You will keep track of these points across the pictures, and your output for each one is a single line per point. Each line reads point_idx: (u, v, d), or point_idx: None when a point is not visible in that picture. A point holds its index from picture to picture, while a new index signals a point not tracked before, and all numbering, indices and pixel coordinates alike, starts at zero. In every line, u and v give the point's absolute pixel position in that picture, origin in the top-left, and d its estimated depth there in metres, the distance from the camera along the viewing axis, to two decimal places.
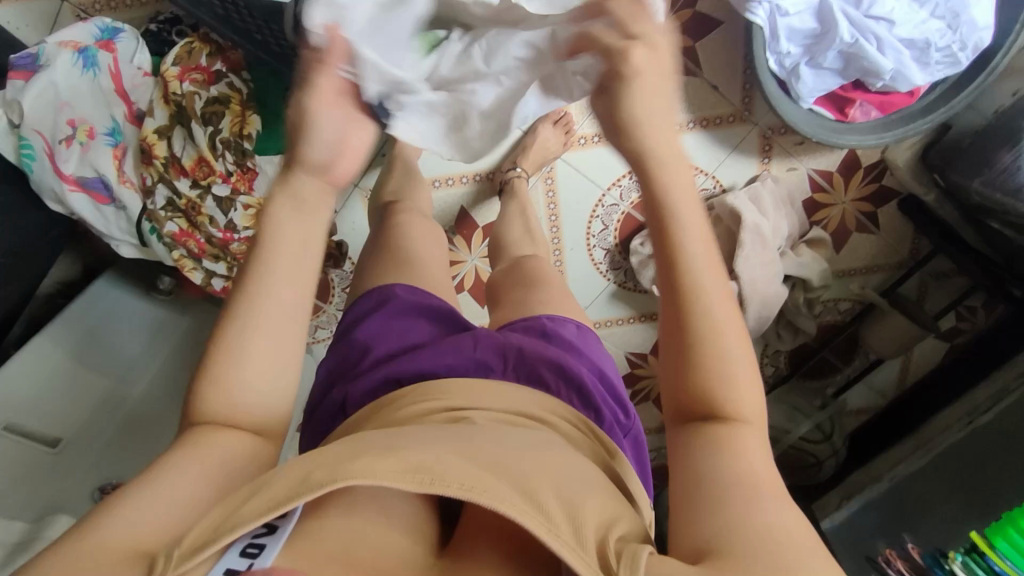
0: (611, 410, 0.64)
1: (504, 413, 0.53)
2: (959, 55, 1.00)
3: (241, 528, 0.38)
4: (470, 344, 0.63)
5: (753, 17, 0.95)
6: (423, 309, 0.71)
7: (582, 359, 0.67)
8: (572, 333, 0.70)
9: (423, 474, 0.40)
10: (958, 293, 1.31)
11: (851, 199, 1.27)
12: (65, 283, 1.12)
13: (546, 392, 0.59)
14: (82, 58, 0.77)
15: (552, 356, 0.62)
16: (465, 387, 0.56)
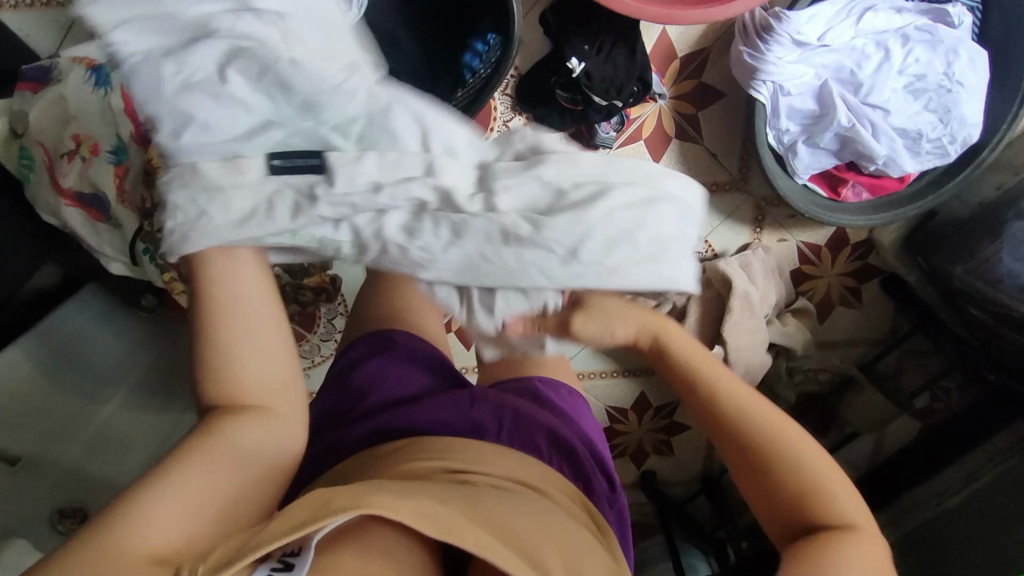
0: (599, 481, 0.64)
1: (501, 476, 0.52)
2: (948, 147, 1.05)
3: (262, 549, 0.37)
4: (468, 404, 0.62)
5: (757, 95, 0.98)
6: (418, 359, 0.71)
7: (571, 427, 0.67)
8: (564, 398, 0.71)
9: (442, 521, 0.40)
10: (934, 373, 1.32)
11: (837, 273, 1.29)
12: (41, 291, 1.09)
13: (540, 458, 0.60)
14: (94, 74, 0.75)
15: (545, 424, 0.63)
16: (464, 447, 0.55)
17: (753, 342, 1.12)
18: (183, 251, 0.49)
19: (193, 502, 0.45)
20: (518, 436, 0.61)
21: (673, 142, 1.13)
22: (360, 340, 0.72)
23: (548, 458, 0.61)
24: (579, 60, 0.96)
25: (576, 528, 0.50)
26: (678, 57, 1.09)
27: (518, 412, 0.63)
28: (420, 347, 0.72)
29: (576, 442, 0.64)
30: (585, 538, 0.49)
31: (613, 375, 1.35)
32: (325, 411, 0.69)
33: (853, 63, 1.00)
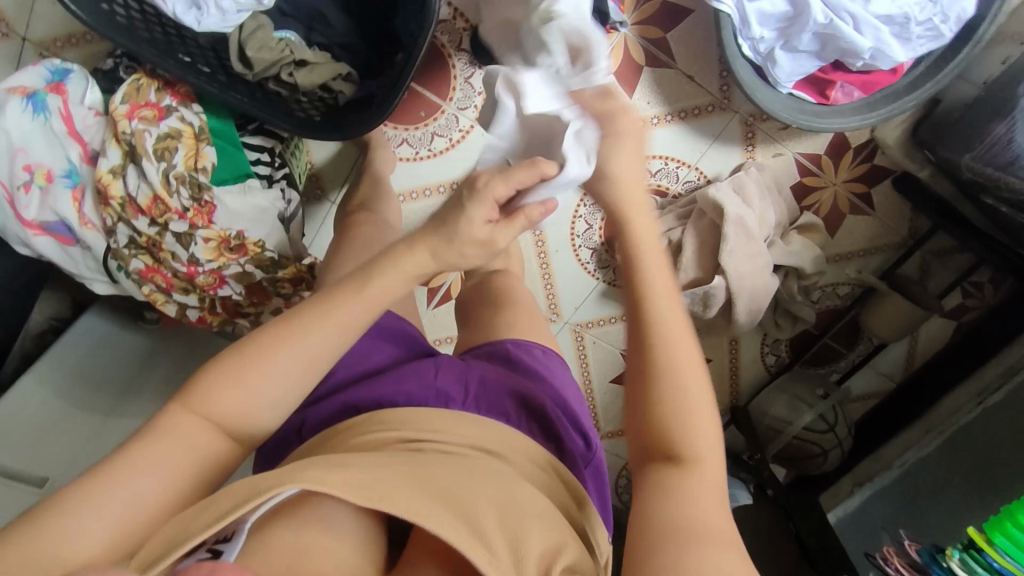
0: (573, 438, 0.68)
1: (457, 443, 0.57)
2: (942, 27, 0.96)
3: (190, 540, 0.44)
4: (432, 373, 0.67)
5: (719, 6, 0.92)
6: (386, 334, 0.76)
7: (542, 387, 0.71)
8: (536, 358, 0.75)
9: (372, 491, 0.46)
10: (961, 270, 1.26)
11: (843, 180, 1.22)
12: (55, 318, 1.14)
13: (508, 423, 0.64)
14: (31, 103, 0.75)
15: (511, 389, 0.67)
16: (422, 419, 0.59)
17: (756, 268, 1.07)
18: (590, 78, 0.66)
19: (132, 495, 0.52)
20: (483, 400, 0.65)
21: (644, 70, 1.08)
22: None
23: (515, 419, 0.65)
24: None
25: (523, 490, 0.53)
26: None
27: (485, 380, 0.68)
28: (392, 324, 0.76)
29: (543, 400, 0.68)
30: (529, 499, 0.52)
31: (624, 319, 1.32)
32: None
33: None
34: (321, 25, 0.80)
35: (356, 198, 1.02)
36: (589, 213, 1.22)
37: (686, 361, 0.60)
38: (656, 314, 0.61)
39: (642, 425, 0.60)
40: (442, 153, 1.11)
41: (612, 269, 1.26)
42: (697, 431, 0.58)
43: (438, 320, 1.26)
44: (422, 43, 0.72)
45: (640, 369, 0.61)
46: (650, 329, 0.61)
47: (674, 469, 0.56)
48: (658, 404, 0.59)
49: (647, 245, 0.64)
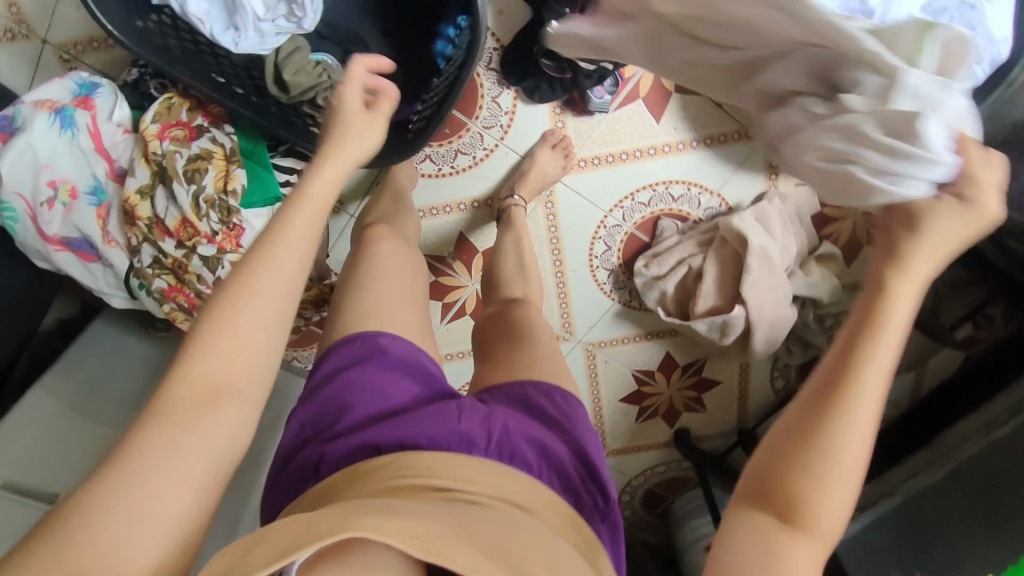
0: (589, 493, 0.67)
1: (487, 496, 0.55)
2: None
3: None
4: (455, 416, 0.65)
5: None
6: (406, 368, 0.74)
7: (561, 436, 0.69)
8: (557, 404, 0.72)
9: (429, 544, 0.43)
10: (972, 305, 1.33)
11: (863, 211, 1.22)
12: (63, 321, 1.12)
13: (529, 472, 0.62)
14: (59, 118, 0.74)
15: (530, 438, 0.65)
16: (448, 465, 0.58)
17: (777, 298, 1.07)
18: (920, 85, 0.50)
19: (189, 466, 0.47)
20: (505, 448, 0.63)
21: (673, 95, 1.10)
22: (344, 343, 0.75)
23: (537, 469, 0.63)
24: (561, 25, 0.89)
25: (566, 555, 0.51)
26: None
27: (508, 426, 0.66)
28: (409, 360, 0.75)
29: (563, 455, 0.67)
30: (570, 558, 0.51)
31: (636, 339, 1.31)
32: (306, 426, 0.71)
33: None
34: (358, 48, 0.80)
35: (376, 208, 0.99)
36: (609, 234, 1.19)
37: (863, 431, 0.47)
38: (871, 360, 0.47)
39: (772, 473, 0.49)
40: (464, 171, 1.11)
41: (628, 290, 1.25)
42: (829, 510, 0.47)
43: (454, 334, 1.24)
44: (464, 80, 0.71)
45: (811, 411, 0.48)
46: (848, 382, 0.47)
47: (779, 539, 0.47)
48: (805, 465, 0.47)
49: (907, 274, 0.47)
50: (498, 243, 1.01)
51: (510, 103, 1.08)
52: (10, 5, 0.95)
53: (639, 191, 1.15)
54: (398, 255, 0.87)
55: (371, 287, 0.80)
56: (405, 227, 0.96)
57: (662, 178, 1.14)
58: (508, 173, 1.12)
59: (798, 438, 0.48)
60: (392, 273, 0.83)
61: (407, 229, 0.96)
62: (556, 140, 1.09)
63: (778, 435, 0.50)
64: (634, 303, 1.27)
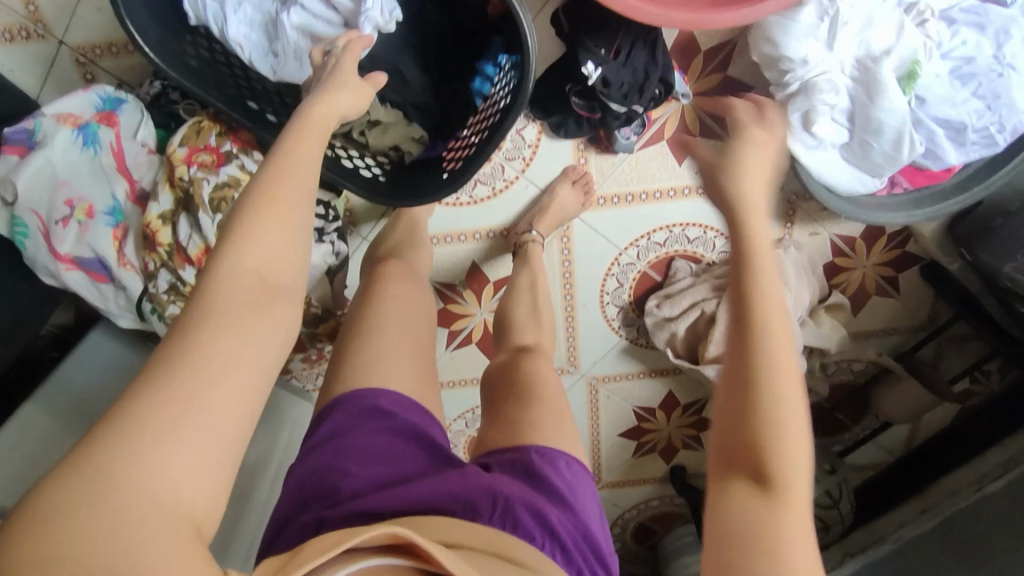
0: (594, 573, 0.61)
1: (477, 545, 0.52)
2: (997, 136, 0.95)
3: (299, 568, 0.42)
4: (458, 481, 0.62)
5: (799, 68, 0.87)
6: (409, 433, 0.70)
7: (568, 513, 0.65)
8: (563, 472, 0.68)
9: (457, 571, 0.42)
10: (975, 358, 1.28)
11: (873, 263, 1.23)
12: (60, 330, 1.08)
13: (532, 543, 0.57)
14: (82, 134, 0.72)
15: (535, 506, 0.60)
16: (447, 528, 0.53)
17: None
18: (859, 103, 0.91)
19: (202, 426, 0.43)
20: (510, 516, 0.58)
21: (696, 140, 1.07)
22: (345, 400, 0.72)
23: (539, 541, 0.58)
24: (595, 65, 0.89)
25: None
26: (702, 51, 1.01)
27: (514, 495, 0.61)
28: (410, 422, 0.71)
29: (563, 529, 0.61)
30: None
31: (640, 376, 1.30)
32: (307, 490, 0.66)
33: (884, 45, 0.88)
34: (398, 83, 0.78)
35: (391, 239, 0.97)
36: (622, 271, 1.18)
37: (788, 372, 0.54)
38: (766, 309, 0.55)
39: (735, 435, 0.54)
40: (481, 201, 1.09)
41: (636, 327, 1.24)
42: (790, 452, 0.52)
43: (463, 360, 1.23)
44: (505, 127, 0.69)
45: (738, 359, 0.55)
46: (752, 325, 0.55)
47: (759, 493, 0.51)
48: (756, 422, 0.53)
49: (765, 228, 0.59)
50: (513, 278, 1.00)
51: (534, 137, 1.05)
52: (26, 2, 0.90)
53: (655, 231, 1.14)
54: (414, 293, 0.86)
55: (383, 322, 0.78)
56: (421, 266, 0.94)
57: (681, 220, 1.14)
58: (527, 206, 1.11)
59: (739, 386, 0.54)
60: (407, 309, 0.83)
61: (422, 267, 0.94)
62: (576, 176, 1.08)
63: (725, 399, 0.56)
64: (640, 340, 1.26)
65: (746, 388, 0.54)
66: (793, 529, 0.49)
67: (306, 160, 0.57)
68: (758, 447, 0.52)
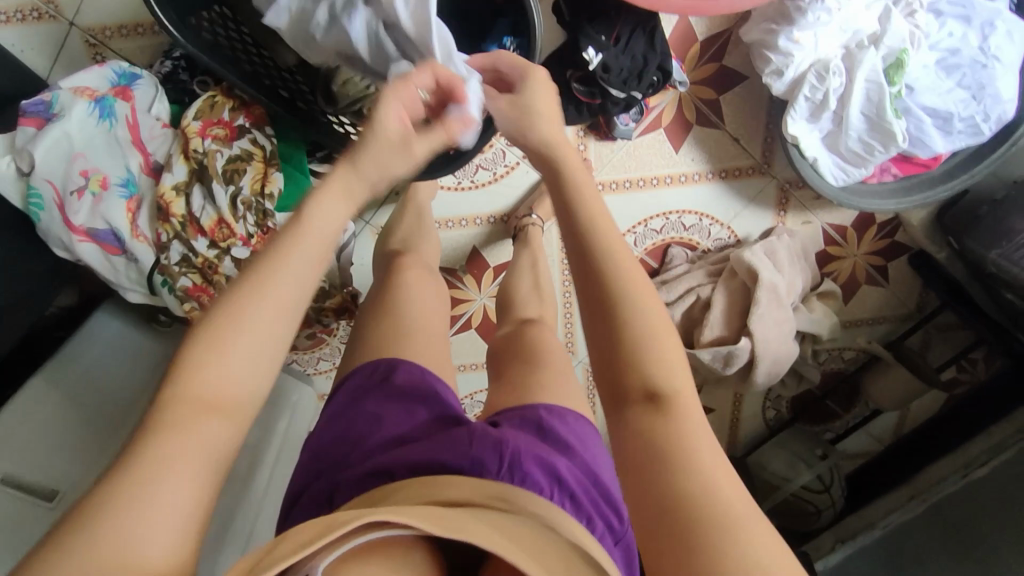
0: (603, 518, 0.63)
1: (477, 501, 0.53)
2: (982, 126, 0.99)
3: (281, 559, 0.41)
4: (466, 441, 0.63)
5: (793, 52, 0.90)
6: (419, 392, 0.72)
7: (576, 461, 0.67)
8: (570, 429, 0.71)
9: (444, 518, 0.45)
10: (961, 347, 1.31)
11: (863, 252, 1.26)
12: (64, 311, 1.09)
13: (542, 494, 0.58)
14: (98, 107, 0.74)
15: (545, 461, 0.62)
16: (455, 486, 0.55)
17: (781, 333, 1.10)
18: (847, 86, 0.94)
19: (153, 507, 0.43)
20: (518, 471, 0.60)
21: (693, 128, 1.10)
22: (361, 367, 0.76)
23: (549, 492, 0.59)
24: (595, 51, 0.91)
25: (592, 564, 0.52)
26: (698, 40, 1.04)
27: (519, 449, 0.62)
28: (412, 383, 0.72)
29: (573, 479, 0.63)
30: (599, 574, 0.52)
31: None
32: (323, 454, 0.69)
33: (874, 34, 0.92)
34: None
35: (399, 232, 0.99)
36: None
37: (643, 293, 0.58)
38: (604, 238, 0.59)
39: (611, 367, 0.57)
40: (484, 187, 1.12)
41: None
42: (665, 362, 0.56)
43: (464, 345, 1.24)
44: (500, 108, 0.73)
45: (595, 299, 0.58)
46: (597, 264, 0.58)
47: (653, 409, 0.54)
48: (627, 349, 0.56)
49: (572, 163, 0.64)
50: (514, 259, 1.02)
51: None
52: None
53: (654, 218, 1.16)
54: (420, 273, 0.89)
55: (389, 305, 0.82)
56: (429, 255, 0.96)
57: (678, 207, 1.16)
58: (527, 192, 1.13)
59: (605, 321, 0.57)
60: (412, 286, 0.86)
61: (430, 257, 0.96)
62: None
63: (597, 339, 0.58)
64: None
65: (614, 321, 0.57)
66: (694, 435, 0.52)
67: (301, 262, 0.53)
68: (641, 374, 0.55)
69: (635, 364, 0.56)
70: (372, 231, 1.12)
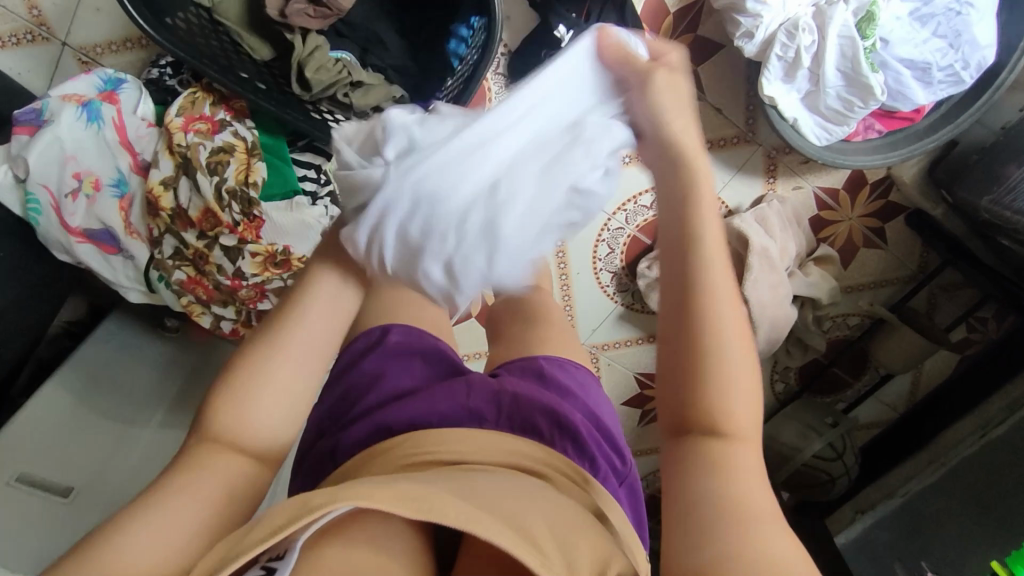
0: (605, 458, 0.69)
1: (484, 460, 0.57)
2: (962, 73, 0.98)
3: (243, 555, 0.39)
4: (464, 394, 0.68)
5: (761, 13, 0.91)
6: (417, 349, 0.77)
7: (577, 405, 0.74)
8: (567, 378, 0.77)
9: (419, 501, 0.42)
10: (967, 305, 1.30)
11: (858, 215, 1.26)
12: (71, 323, 1.11)
13: (540, 440, 0.65)
14: (86, 111, 0.78)
15: (544, 406, 0.68)
16: (454, 439, 0.59)
17: (776, 297, 1.10)
18: (818, 45, 0.94)
19: (176, 524, 0.47)
20: (516, 417, 0.66)
21: None
22: (358, 334, 0.79)
23: (548, 437, 0.66)
24: (567, 27, 0.96)
25: (570, 505, 0.53)
26: (671, 12, 1.06)
27: (518, 394, 0.68)
28: (410, 342, 0.77)
29: (575, 420, 0.70)
30: (578, 512, 0.52)
31: (639, 342, 1.32)
32: (324, 421, 0.75)
33: None
34: (377, 47, 0.88)
35: None
36: (612, 236, 1.22)
37: (734, 326, 0.53)
38: (710, 279, 0.52)
39: (676, 389, 0.53)
40: None
41: (631, 292, 1.27)
42: (734, 402, 0.52)
43: (467, 334, 1.27)
44: (469, 92, 0.78)
45: (680, 325, 0.52)
46: (695, 291, 0.52)
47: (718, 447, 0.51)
48: (700, 376, 0.52)
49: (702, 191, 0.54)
50: None
51: None
52: (30, 8, 0.96)
53: (642, 194, 1.18)
54: None
55: None
56: None
57: None
58: None
59: (688, 354, 0.52)
60: None
61: None
62: None
63: (675, 357, 0.53)
64: (637, 305, 1.28)
65: (697, 357, 0.52)
66: (751, 483, 0.49)
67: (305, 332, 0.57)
68: (708, 402, 0.51)
69: (705, 396, 0.51)
70: None
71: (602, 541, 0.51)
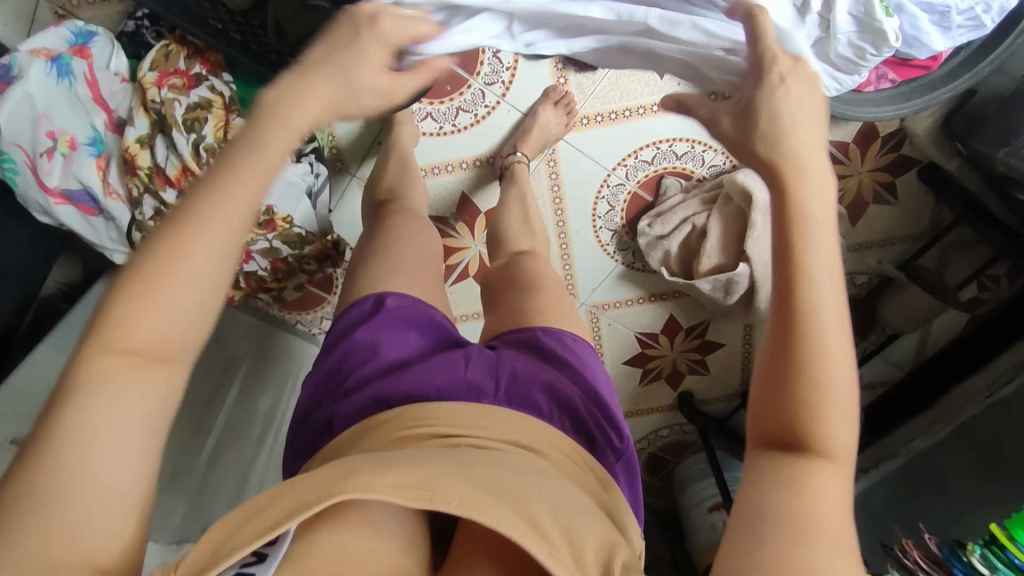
0: (604, 434, 0.68)
1: (487, 436, 0.56)
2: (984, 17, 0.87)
3: (238, 551, 0.38)
4: (462, 365, 0.67)
5: None
6: (410, 320, 0.75)
7: (573, 377, 0.73)
8: (564, 346, 0.76)
9: (423, 490, 0.42)
10: (979, 263, 1.26)
11: (868, 170, 1.22)
12: (65, 286, 1.11)
13: (538, 414, 0.63)
14: (55, 67, 0.76)
15: (540, 378, 0.67)
16: (452, 412, 0.58)
17: None
18: None
19: (94, 488, 0.39)
20: (515, 391, 0.65)
21: None
22: (353, 304, 0.77)
23: (547, 411, 0.65)
24: None
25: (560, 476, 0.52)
26: None
27: (516, 368, 0.68)
28: (405, 309, 0.75)
29: (573, 391, 0.68)
30: (572, 486, 0.52)
31: (641, 302, 1.29)
32: (319, 387, 0.73)
33: None
34: None
35: (384, 181, 0.96)
36: (612, 193, 1.18)
37: (840, 348, 0.48)
38: (828, 292, 0.48)
39: (782, 405, 0.48)
40: (467, 129, 1.11)
41: (632, 251, 1.24)
42: (836, 425, 0.47)
43: (464, 294, 1.25)
44: None
45: (783, 324, 0.48)
46: (800, 286, 0.48)
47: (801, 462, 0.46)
48: (804, 394, 0.47)
49: (820, 207, 0.50)
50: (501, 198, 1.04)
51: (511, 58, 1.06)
52: None
53: (643, 148, 1.14)
54: (402, 215, 0.90)
55: (370, 250, 0.84)
56: (419, 201, 0.95)
57: (667, 135, 1.13)
58: (510, 131, 1.12)
59: (788, 353, 0.48)
60: (395, 227, 0.88)
61: (420, 202, 0.95)
62: (557, 97, 1.08)
63: (781, 356, 0.48)
64: (638, 264, 1.25)
65: (799, 356, 0.47)
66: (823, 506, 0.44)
67: (194, 219, 0.45)
68: (811, 403, 0.47)
69: (807, 402, 0.47)
70: (359, 184, 1.11)
71: (602, 519, 0.49)
